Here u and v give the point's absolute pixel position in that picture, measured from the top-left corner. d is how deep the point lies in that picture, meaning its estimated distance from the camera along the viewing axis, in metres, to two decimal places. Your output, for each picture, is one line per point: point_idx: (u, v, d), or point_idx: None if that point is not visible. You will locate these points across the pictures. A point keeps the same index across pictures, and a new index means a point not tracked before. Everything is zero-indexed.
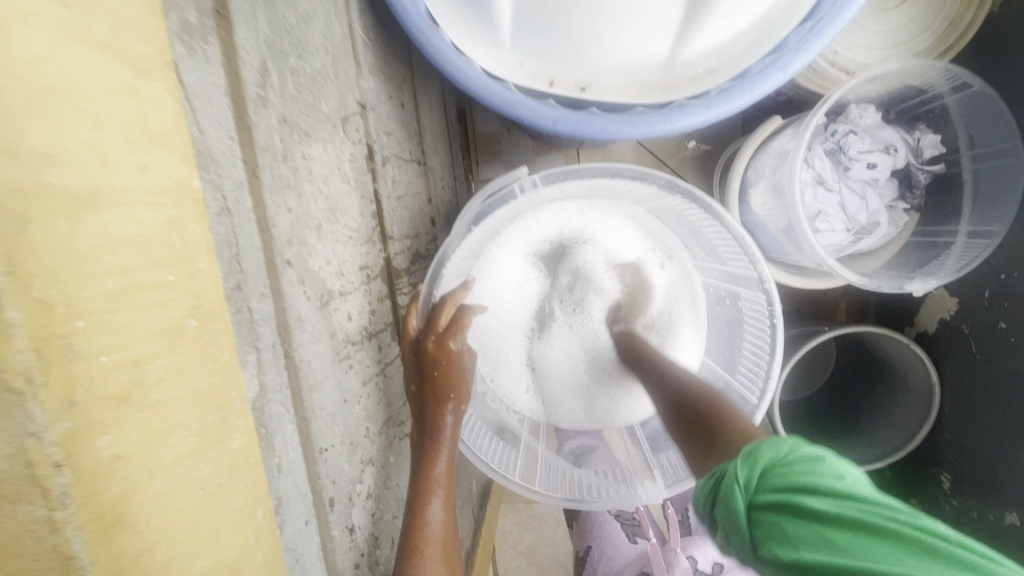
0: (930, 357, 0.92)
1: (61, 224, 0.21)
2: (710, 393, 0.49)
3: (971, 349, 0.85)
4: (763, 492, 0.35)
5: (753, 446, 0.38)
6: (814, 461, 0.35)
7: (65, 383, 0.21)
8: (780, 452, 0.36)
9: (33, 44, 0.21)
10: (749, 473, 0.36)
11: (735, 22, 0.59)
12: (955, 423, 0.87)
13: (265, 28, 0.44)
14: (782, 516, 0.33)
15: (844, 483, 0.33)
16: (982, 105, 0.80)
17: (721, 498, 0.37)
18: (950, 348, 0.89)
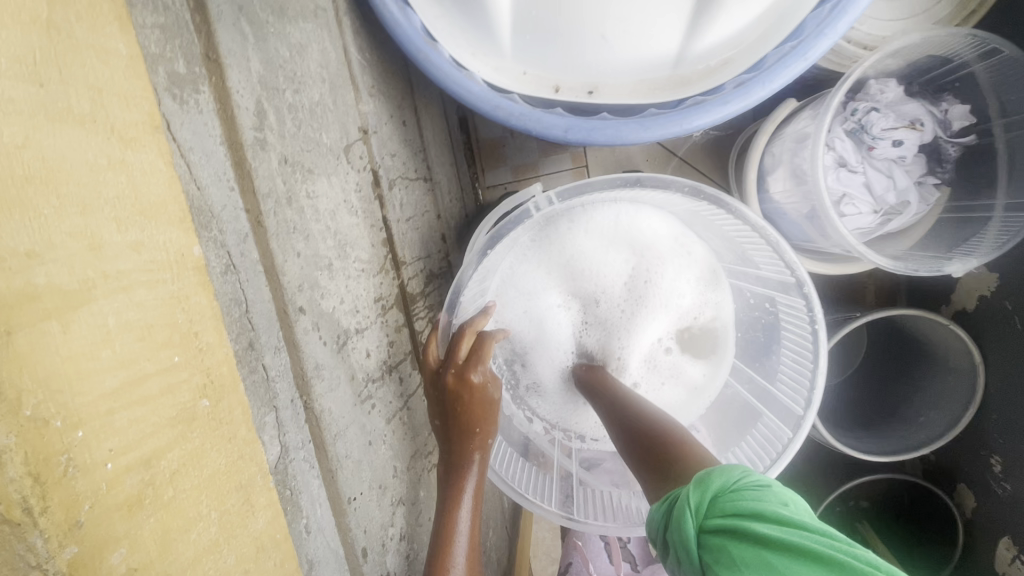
0: (972, 335, 0.88)
1: (52, 326, 0.20)
2: (669, 426, 0.47)
3: (1015, 325, 0.81)
4: (711, 518, 0.34)
5: (705, 472, 0.37)
6: (761, 486, 0.34)
7: (68, 504, 0.19)
8: (730, 479, 0.35)
9: (6, 134, 0.19)
10: (699, 498, 0.35)
11: (750, 10, 0.56)
12: (1000, 405, 0.82)
13: (258, 65, 0.41)
14: (729, 539, 0.32)
15: (789, 510, 0.32)
16: (1012, 70, 0.76)
17: (673, 521, 0.36)
18: (991, 325, 0.85)
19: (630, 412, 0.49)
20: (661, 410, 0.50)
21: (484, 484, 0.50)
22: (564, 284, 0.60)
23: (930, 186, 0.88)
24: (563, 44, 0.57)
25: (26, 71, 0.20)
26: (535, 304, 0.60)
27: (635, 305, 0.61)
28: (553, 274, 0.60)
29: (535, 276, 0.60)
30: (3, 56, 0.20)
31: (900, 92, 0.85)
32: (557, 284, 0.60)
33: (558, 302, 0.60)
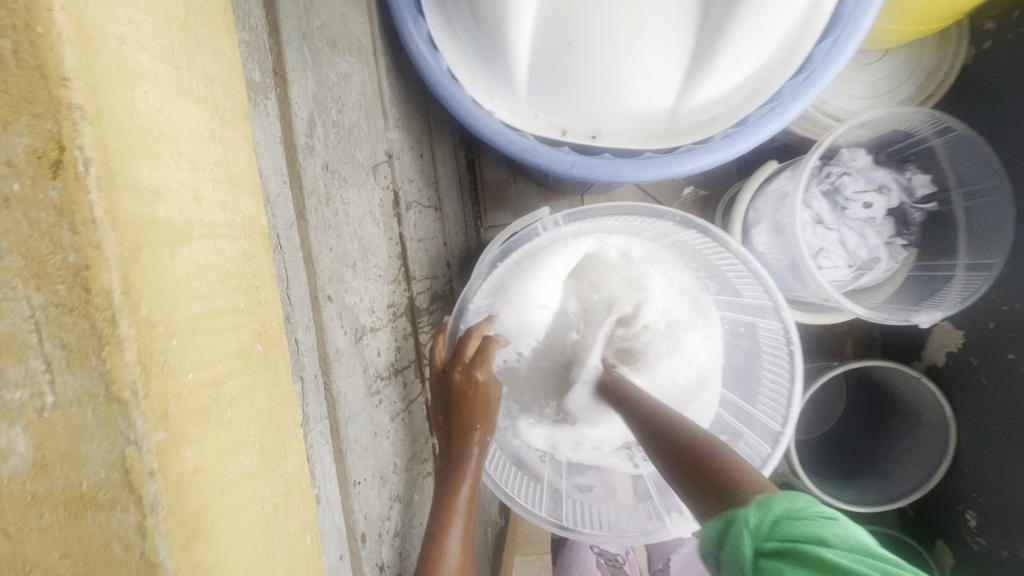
0: (944, 389, 0.94)
1: (164, 252, 0.24)
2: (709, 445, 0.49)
3: (982, 380, 0.88)
4: (769, 540, 0.39)
5: (765, 497, 0.42)
6: (824, 518, 0.38)
7: (161, 397, 0.23)
8: (790, 506, 0.40)
9: (150, 99, 0.24)
10: (758, 520, 0.40)
11: (735, 75, 0.64)
12: (971, 458, 0.88)
13: (313, 85, 0.48)
14: (782, 560, 0.37)
15: (847, 538, 0.37)
16: (966, 146, 0.88)
17: (729, 539, 0.41)
18: (960, 381, 0.91)
19: (670, 432, 0.52)
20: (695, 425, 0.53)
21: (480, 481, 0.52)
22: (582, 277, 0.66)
23: (898, 247, 0.97)
24: (570, 93, 0.65)
25: (168, 55, 0.26)
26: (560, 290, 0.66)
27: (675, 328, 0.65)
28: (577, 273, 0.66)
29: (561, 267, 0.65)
30: (155, 42, 0.25)
31: (869, 161, 0.96)
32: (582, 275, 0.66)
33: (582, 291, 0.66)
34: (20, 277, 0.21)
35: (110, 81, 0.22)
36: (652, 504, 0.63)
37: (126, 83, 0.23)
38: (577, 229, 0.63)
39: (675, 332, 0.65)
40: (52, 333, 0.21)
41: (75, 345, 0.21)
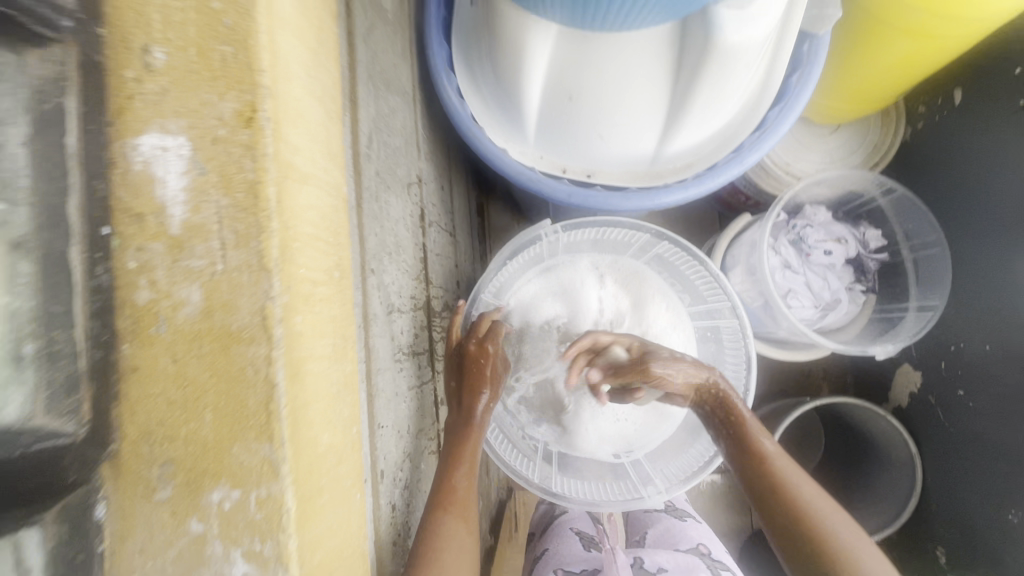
0: (910, 427, 1.12)
1: (296, 185, 0.36)
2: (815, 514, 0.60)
3: (938, 415, 1.07)
4: None
5: None
6: None
7: (287, 274, 0.34)
8: None
9: (297, 90, 0.37)
10: None
11: (705, 129, 0.79)
12: (934, 484, 1.07)
13: (373, 112, 0.62)
14: None
15: None
16: (907, 206, 1.05)
17: None
18: (923, 418, 1.10)
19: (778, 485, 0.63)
20: (804, 477, 0.63)
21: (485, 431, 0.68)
22: (575, 289, 0.79)
23: (858, 291, 1.11)
24: (570, 139, 0.80)
25: (305, 66, 0.39)
26: (557, 298, 0.79)
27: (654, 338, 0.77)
28: (570, 284, 0.80)
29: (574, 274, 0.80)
30: (300, 56, 0.38)
31: (827, 217, 1.11)
32: (575, 289, 0.79)
33: (573, 300, 0.79)
34: (212, 186, 0.33)
35: (281, 74, 0.35)
36: (630, 477, 0.77)
37: (287, 77, 0.36)
38: (574, 239, 0.81)
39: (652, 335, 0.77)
40: (229, 224, 0.33)
41: (242, 232, 0.33)
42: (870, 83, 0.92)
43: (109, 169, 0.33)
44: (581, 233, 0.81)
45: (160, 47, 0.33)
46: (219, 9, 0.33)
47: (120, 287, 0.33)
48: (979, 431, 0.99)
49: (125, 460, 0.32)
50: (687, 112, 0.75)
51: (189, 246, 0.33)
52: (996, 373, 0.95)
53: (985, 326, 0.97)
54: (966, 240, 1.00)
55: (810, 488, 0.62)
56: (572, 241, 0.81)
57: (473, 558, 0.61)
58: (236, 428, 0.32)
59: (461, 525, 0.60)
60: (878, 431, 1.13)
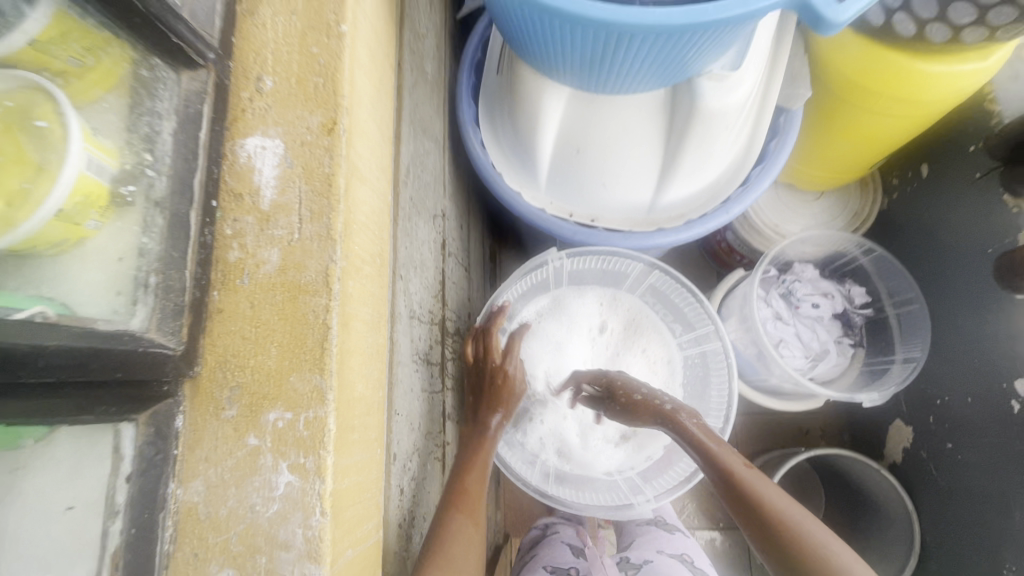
0: (906, 483, 1.11)
1: (357, 182, 0.46)
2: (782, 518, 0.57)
3: (931, 470, 1.07)
4: None
5: None
6: None
7: (346, 246, 0.43)
8: None
9: (364, 115, 0.49)
10: None
11: (695, 183, 0.90)
12: (935, 543, 1.05)
13: (411, 148, 0.74)
14: None
15: None
16: (887, 266, 1.12)
17: None
18: (917, 474, 1.09)
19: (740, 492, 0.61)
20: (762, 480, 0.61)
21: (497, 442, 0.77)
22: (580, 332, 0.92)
23: (847, 345, 1.17)
24: (577, 186, 0.91)
25: (371, 101, 0.51)
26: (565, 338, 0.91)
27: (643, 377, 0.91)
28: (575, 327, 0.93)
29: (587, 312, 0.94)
30: (369, 93, 0.50)
31: (814, 273, 1.18)
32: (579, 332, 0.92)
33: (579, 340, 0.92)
34: (297, 176, 0.43)
35: (356, 101, 0.47)
36: (622, 492, 0.83)
37: (359, 104, 0.47)
38: (580, 261, 0.96)
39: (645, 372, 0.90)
40: (307, 204, 0.43)
41: (316, 211, 0.43)
42: (846, 154, 1.03)
43: (223, 160, 0.43)
44: (588, 259, 0.95)
45: (271, 78, 0.45)
46: (315, 52, 0.45)
47: (217, 248, 0.42)
48: (970, 486, 0.99)
49: (204, 383, 0.40)
50: (678, 165, 0.86)
51: (275, 219, 0.43)
52: (980, 427, 0.97)
53: (964, 379, 1.01)
54: (943, 297, 1.06)
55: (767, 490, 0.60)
56: (578, 263, 0.96)
57: (479, 557, 0.66)
58: (295, 361, 0.40)
59: (472, 524, 0.66)
60: (874, 485, 1.13)
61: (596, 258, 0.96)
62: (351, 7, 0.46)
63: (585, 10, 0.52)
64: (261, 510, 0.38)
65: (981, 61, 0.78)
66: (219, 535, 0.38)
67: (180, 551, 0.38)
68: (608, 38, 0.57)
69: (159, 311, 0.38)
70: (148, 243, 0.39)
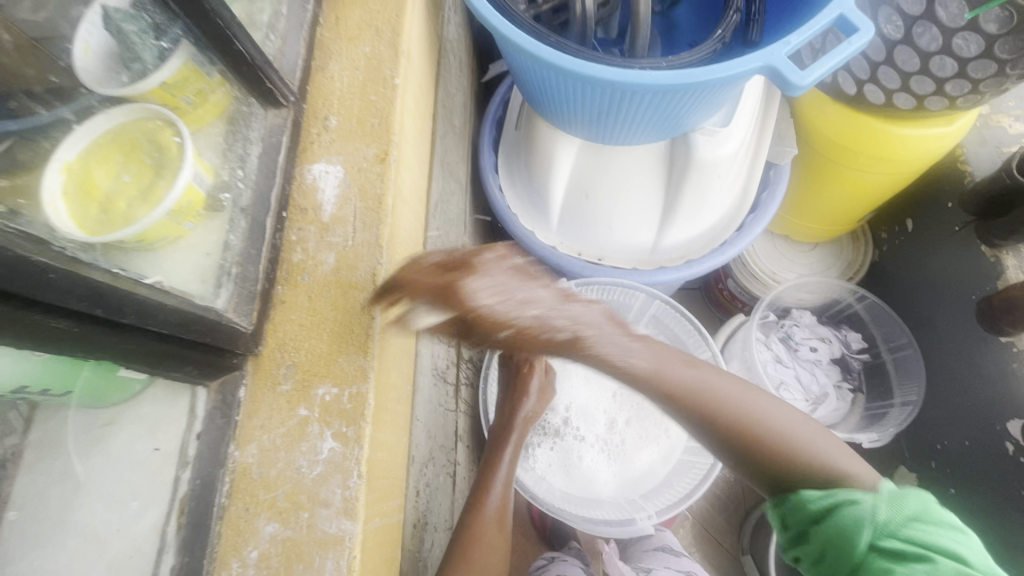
0: None
1: (401, 204, 0.55)
2: (726, 411, 0.52)
3: None
4: (891, 534, 0.43)
5: (899, 493, 0.44)
6: (946, 524, 0.42)
7: (390, 253, 0.51)
8: (904, 510, 0.43)
9: (409, 152, 0.59)
10: (884, 515, 0.43)
11: (693, 227, 0.98)
12: None
13: (439, 185, 0.84)
14: (894, 563, 0.42)
15: (954, 546, 0.41)
16: (879, 312, 1.17)
17: (850, 520, 0.44)
18: None
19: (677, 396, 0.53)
20: (682, 372, 0.54)
21: (527, 427, 0.81)
22: (582, 379, 0.94)
23: (846, 390, 1.19)
24: (586, 227, 0.99)
25: (415, 141, 0.61)
26: (569, 385, 0.94)
27: (643, 424, 0.91)
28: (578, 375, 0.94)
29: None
30: (413, 135, 0.60)
31: (811, 319, 1.24)
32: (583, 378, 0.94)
33: (581, 388, 0.94)
34: (353, 194, 0.52)
35: (404, 139, 0.57)
36: (624, 512, 0.85)
37: (406, 142, 0.57)
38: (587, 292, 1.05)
39: (645, 418, 0.91)
40: (360, 217, 0.51)
41: (368, 223, 0.51)
42: (836, 208, 1.10)
43: (294, 180, 0.53)
44: (595, 288, 1.04)
45: (336, 117, 0.55)
46: (373, 99, 0.56)
47: (284, 250, 0.50)
48: (977, 532, 0.98)
49: (264, 360, 0.47)
50: (678, 209, 0.94)
51: (333, 229, 0.51)
52: (981, 471, 0.98)
53: (960, 422, 1.03)
54: (935, 342, 1.11)
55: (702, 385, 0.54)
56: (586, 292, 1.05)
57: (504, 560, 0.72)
58: (344, 345, 0.47)
59: (496, 530, 0.72)
60: None
61: (602, 288, 1.04)
62: (404, 66, 0.57)
63: (594, 71, 0.62)
64: (307, 472, 0.44)
65: (947, 126, 0.87)
66: (269, 493, 0.43)
67: (233, 506, 0.43)
68: (614, 94, 0.66)
69: (237, 295, 0.46)
70: (232, 241, 0.48)
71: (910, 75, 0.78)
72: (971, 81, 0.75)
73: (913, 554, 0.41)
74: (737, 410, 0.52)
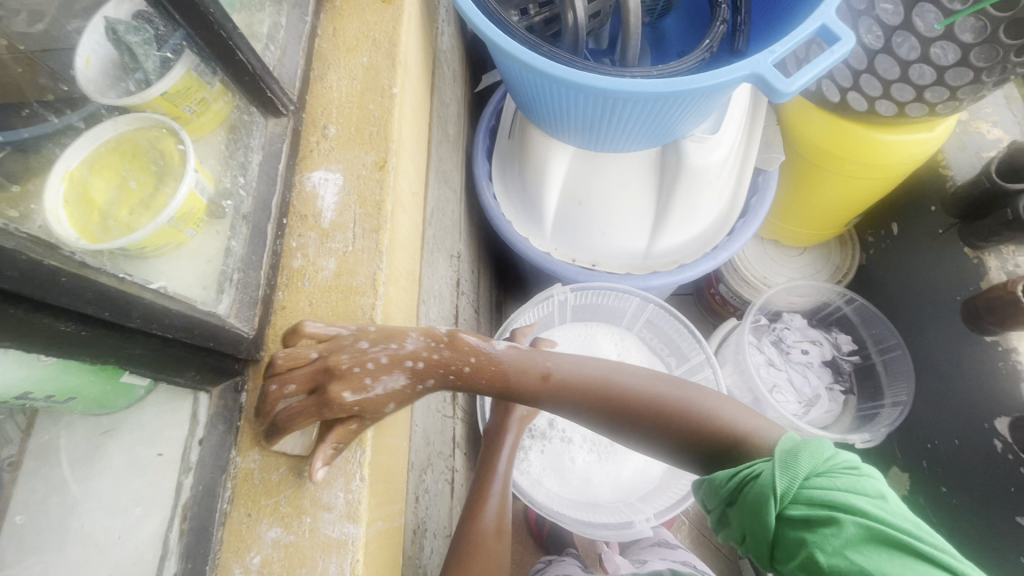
0: None
1: (399, 210, 0.56)
2: (640, 402, 0.51)
3: (930, 516, 1.06)
4: (798, 500, 0.39)
5: (791, 450, 0.42)
6: (847, 470, 0.40)
7: (389, 259, 0.52)
8: (806, 467, 0.40)
9: (407, 159, 0.60)
10: (787, 481, 0.40)
11: (684, 233, 0.99)
12: None
13: (435, 193, 0.85)
14: (807, 532, 0.38)
15: (860, 495, 0.38)
16: (867, 314, 1.19)
17: (757, 494, 0.41)
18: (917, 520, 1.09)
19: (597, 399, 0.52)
20: (589, 370, 0.53)
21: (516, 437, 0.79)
22: None
23: (837, 391, 1.21)
24: (578, 233, 1.00)
25: (412, 149, 0.62)
26: None
27: None
28: None
29: (605, 350, 1.05)
30: (410, 144, 0.61)
31: (802, 323, 1.26)
32: None
33: None
34: (352, 200, 0.53)
35: (402, 147, 0.58)
36: (622, 515, 0.85)
37: (403, 149, 0.58)
38: (582, 298, 1.06)
39: None
40: (360, 223, 0.52)
41: (368, 228, 0.52)
42: (824, 213, 1.13)
43: (294, 187, 0.53)
44: (590, 293, 1.05)
45: (334, 126, 0.56)
46: (371, 108, 0.57)
47: (284, 257, 0.51)
48: (969, 529, 0.99)
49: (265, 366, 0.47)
50: (669, 215, 0.96)
51: (333, 235, 0.52)
52: (971, 469, 1.00)
53: (950, 421, 1.05)
54: (921, 343, 1.13)
55: (610, 379, 0.53)
56: (580, 298, 1.06)
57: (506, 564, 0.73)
58: None
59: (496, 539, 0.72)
60: None
61: (595, 293, 1.05)
62: (401, 75, 0.59)
63: (586, 79, 0.63)
64: (309, 476, 0.44)
65: (928, 132, 0.90)
66: (271, 498, 0.43)
67: (236, 511, 0.43)
68: (605, 102, 0.68)
69: (239, 301, 0.46)
70: (233, 247, 0.48)
71: (891, 83, 0.81)
72: (950, 89, 0.77)
73: (822, 519, 0.38)
74: (650, 395, 0.51)
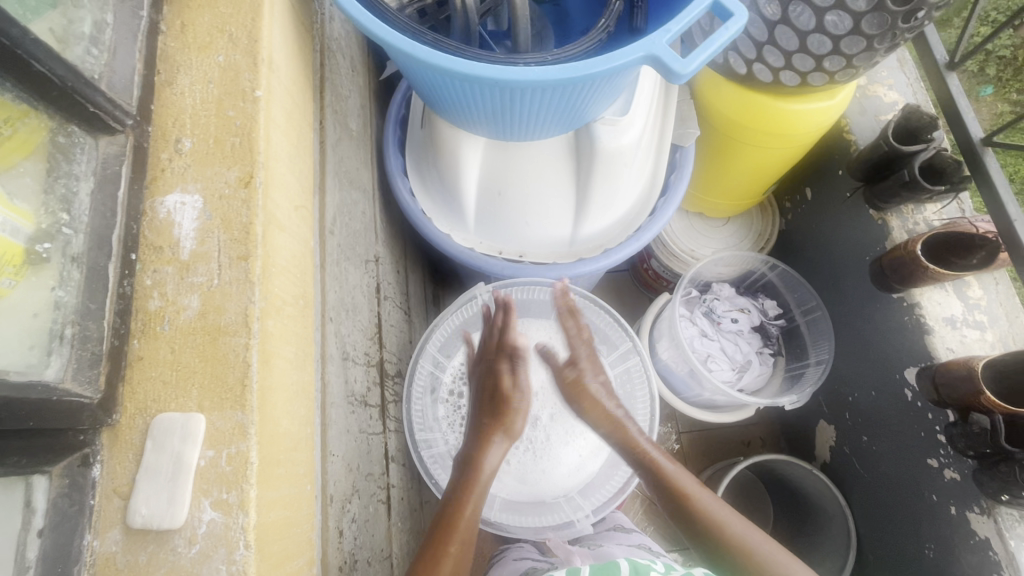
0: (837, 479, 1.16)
1: (276, 230, 0.50)
2: (729, 538, 0.66)
3: (855, 464, 1.12)
4: None
5: None
6: None
7: (266, 288, 0.46)
8: None
9: (282, 168, 0.53)
10: None
11: (608, 216, 0.97)
12: (869, 537, 1.09)
13: (338, 199, 0.79)
14: None
15: None
16: (788, 279, 1.22)
17: None
18: (844, 469, 1.15)
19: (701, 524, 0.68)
20: (702, 500, 0.69)
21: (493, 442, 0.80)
22: None
23: (767, 355, 1.25)
24: (501, 224, 0.96)
25: (290, 155, 0.55)
26: None
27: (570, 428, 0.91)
28: None
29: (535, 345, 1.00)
30: (287, 150, 0.54)
31: (731, 291, 1.28)
32: None
33: None
34: (214, 225, 0.46)
35: (273, 156, 0.51)
36: (564, 509, 0.88)
37: (276, 158, 0.52)
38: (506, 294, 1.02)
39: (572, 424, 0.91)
40: (225, 251, 0.46)
41: (235, 256, 0.45)
42: (745, 183, 1.14)
43: (143, 216, 0.47)
44: (515, 288, 1.02)
45: (188, 139, 0.49)
46: (232, 115, 0.49)
47: (137, 298, 0.45)
48: (886, 472, 1.06)
49: (124, 428, 0.41)
50: (590, 200, 0.93)
51: (194, 267, 0.45)
52: (886, 418, 1.05)
53: (866, 374, 1.10)
54: (838, 302, 1.18)
55: (710, 515, 0.68)
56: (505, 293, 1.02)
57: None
58: (218, 398, 0.42)
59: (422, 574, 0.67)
60: (812, 486, 1.14)
61: (520, 287, 1.02)
62: (265, 75, 0.51)
63: (480, 69, 0.58)
64: (184, 551, 0.39)
65: (829, 99, 0.92)
66: None
67: None
68: (501, 92, 0.63)
69: (75, 361, 0.40)
70: (63, 297, 0.42)
71: (792, 53, 0.81)
72: (846, 57, 0.78)
73: None
74: (738, 537, 0.66)
